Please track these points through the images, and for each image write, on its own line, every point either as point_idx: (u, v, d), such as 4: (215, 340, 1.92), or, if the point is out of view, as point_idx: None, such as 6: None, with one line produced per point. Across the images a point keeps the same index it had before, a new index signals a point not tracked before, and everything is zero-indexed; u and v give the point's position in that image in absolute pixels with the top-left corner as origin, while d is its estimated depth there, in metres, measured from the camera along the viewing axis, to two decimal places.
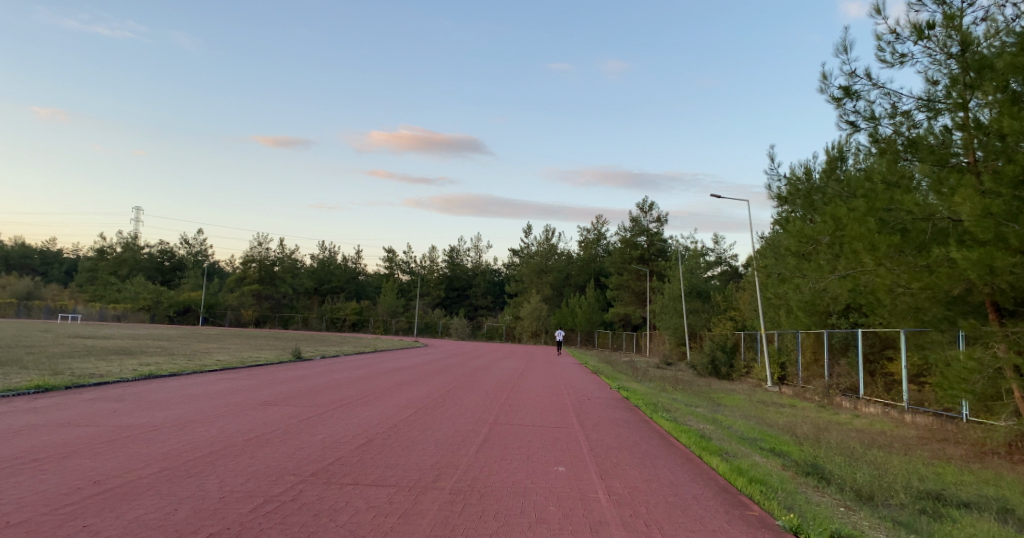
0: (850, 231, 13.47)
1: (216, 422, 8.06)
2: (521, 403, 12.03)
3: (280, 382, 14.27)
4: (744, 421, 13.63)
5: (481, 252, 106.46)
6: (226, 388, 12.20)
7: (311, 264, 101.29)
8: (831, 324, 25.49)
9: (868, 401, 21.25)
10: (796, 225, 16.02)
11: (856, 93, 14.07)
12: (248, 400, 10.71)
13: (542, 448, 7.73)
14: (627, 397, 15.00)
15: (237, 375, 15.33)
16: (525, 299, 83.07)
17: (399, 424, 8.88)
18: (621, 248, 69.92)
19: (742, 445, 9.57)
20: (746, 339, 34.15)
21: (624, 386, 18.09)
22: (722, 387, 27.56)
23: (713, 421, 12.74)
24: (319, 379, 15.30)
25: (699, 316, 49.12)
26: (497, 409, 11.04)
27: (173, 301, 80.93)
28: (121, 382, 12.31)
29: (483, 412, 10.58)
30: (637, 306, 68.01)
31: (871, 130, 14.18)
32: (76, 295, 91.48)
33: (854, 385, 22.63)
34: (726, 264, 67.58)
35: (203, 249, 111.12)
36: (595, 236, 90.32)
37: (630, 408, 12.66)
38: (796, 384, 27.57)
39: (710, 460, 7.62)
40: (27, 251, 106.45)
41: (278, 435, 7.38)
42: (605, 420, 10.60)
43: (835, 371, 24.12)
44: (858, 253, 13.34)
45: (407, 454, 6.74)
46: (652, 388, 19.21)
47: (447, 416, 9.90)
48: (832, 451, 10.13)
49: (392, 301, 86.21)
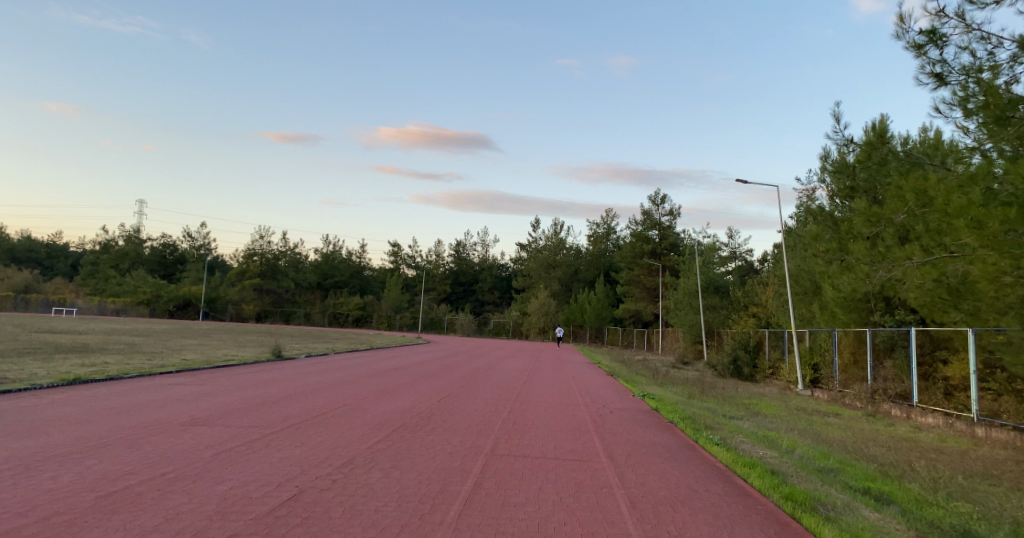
0: (940, 205, 10.80)
1: (83, 458, 5.49)
2: (530, 422, 9.48)
3: (236, 390, 11.67)
4: (803, 441, 11.08)
5: (487, 247, 103.75)
6: (159, 398, 9.73)
7: (313, 259, 99.28)
8: (875, 322, 22.97)
9: (924, 410, 18.64)
10: (862, 204, 13.42)
11: (943, 38, 11.27)
12: (174, 416, 8.13)
13: (559, 507, 5.19)
14: (657, 409, 12.46)
15: (190, 380, 12.81)
16: (532, 294, 80.47)
17: (359, 458, 6.37)
18: (632, 242, 67.27)
19: (830, 487, 7.05)
20: (771, 337, 31.51)
21: (648, 393, 15.57)
22: (750, 391, 24.92)
23: (770, 442, 10.22)
24: (287, 385, 12.85)
25: (717, 313, 46.50)
26: (498, 431, 8.51)
27: (173, 295, 79.09)
28: (28, 391, 9.76)
29: (478, 435, 8.11)
30: (649, 302, 65.40)
31: (961, 85, 11.51)
32: (76, 288, 89.86)
33: (907, 391, 19.97)
34: (742, 258, 64.62)
35: (207, 244, 109.06)
36: (604, 231, 87.77)
37: (664, 427, 10.10)
38: (833, 388, 24.86)
39: (816, 528, 5.03)
40: (32, 244, 104.82)
41: (160, 486, 4.81)
42: (638, 448, 8.09)
43: (880, 374, 21.46)
44: (952, 233, 10.76)
45: (344, 528, 4.20)
46: (679, 396, 16.73)
47: (429, 444, 7.38)
48: (944, 493, 7.60)
49: (396, 296, 84.07)
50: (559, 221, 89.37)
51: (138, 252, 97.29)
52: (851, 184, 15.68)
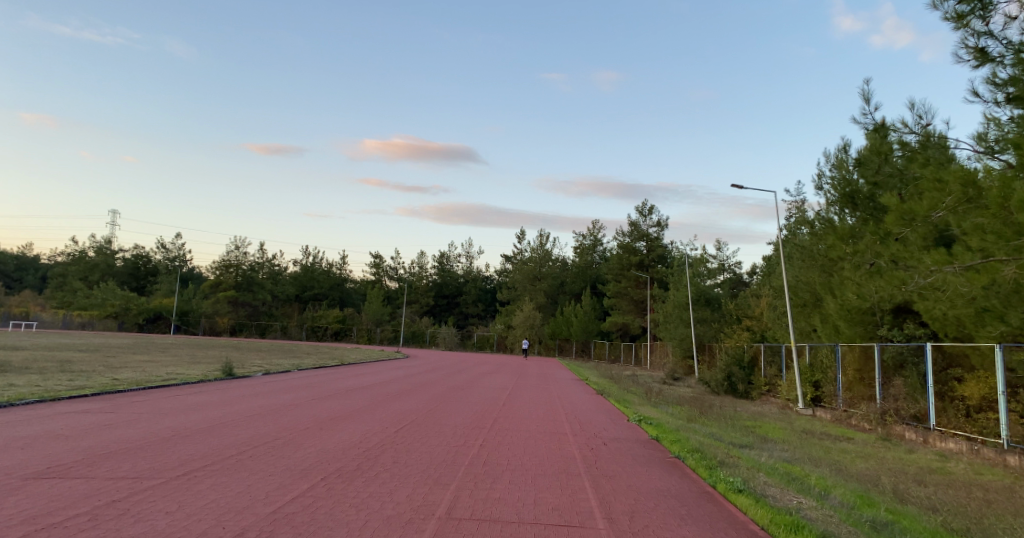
0: (993, 197, 9.10)
1: None
2: (505, 463, 7.58)
3: (150, 419, 9.54)
4: (833, 479, 9.28)
5: (472, 258, 101.76)
6: (35, 433, 7.66)
7: (293, 271, 96.80)
8: (882, 337, 21.33)
9: (944, 434, 16.96)
10: (891, 199, 11.74)
11: (991, 6, 9.69)
12: (28, 463, 6.04)
13: None
14: (658, 439, 10.57)
15: (101, 406, 10.64)
16: (518, 307, 78.53)
17: (251, 534, 4.40)
18: (619, 254, 65.76)
19: None
20: (767, 352, 29.86)
21: (645, 416, 13.73)
22: (748, 410, 23.17)
23: (799, 482, 8.37)
24: (219, 412, 10.79)
25: (708, 326, 44.93)
26: (464, 478, 6.59)
27: (144, 308, 76.16)
28: None
29: (434, 486, 6.18)
30: (636, 315, 63.70)
31: (1013, 65, 9.90)
32: (44, 302, 86.64)
33: (923, 411, 18.19)
34: (731, 271, 63.12)
35: (182, 255, 105.85)
36: (591, 242, 86.56)
37: (671, 465, 8.26)
38: (837, 407, 23.19)
39: None
40: (2, 256, 101.37)
41: None
42: (642, 503, 6.19)
43: (890, 393, 19.78)
44: (1008, 230, 9.06)
45: None
46: (677, 419, 14.92)
47: (362, 503, 5.41)
48: None
49: (377, 309, 81.72)
50: (544, 233, 87.80)
51: (110, 263, 94.47)
52: (875, 177, 13.95)
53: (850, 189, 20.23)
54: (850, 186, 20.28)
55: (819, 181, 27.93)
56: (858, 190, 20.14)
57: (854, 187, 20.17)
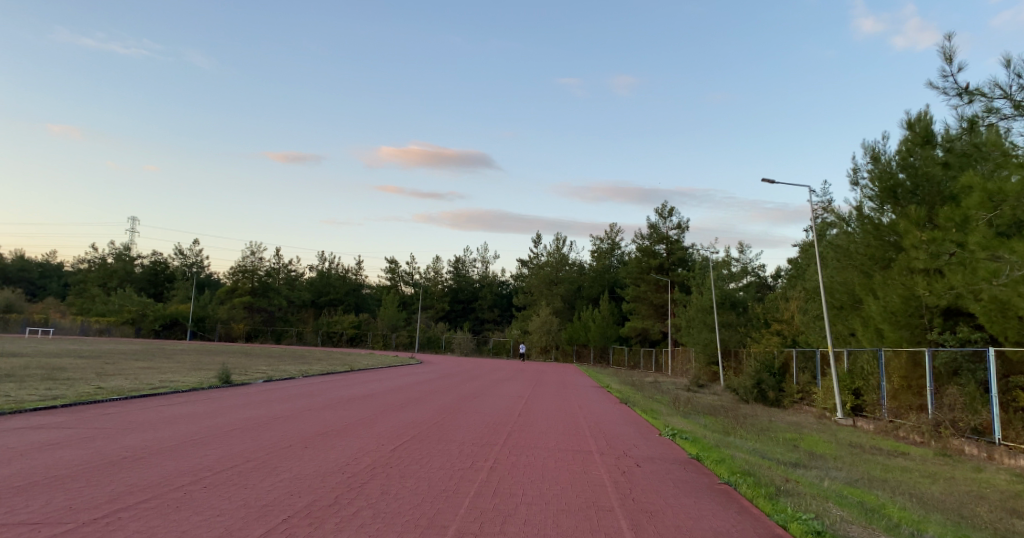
0: None
1: None
2: (521, 493, 6.17)
3: (107, 436, 8.20)
4: (916, 511, 7.65)
5: (488, 263, 100.53)
6: None
7: (308, 277, 96.34)
8: (932, 341, 19.46)
9: (1012, 448, 15.05)
10: (972, 179, 10.12)
11: None
12: None
13: None
14: (700, 459, 9.04)
15: (62, 420, 9.37)
16: (534, 312, 77.05)
17: None
18: (638, 257, 64.03)
19: None
20: (799, 358, 28.09)
21: (678, 429, 12.16)
22: (784, 420, 21.45)
23: (884, 518, 6.75)
24: (196, 426, 9.47)
25: (734, 331, 43.08)
26: (466, 517, 5.20)
27: (160, 314, 75.68)
28: None
29: (427, 529, 4.80)
30: (656, 319, 61.98)
31: None
32: (63, 308, 86.76)
33: (986, 424, 16.26)
34: (756, 274, 61.10)
35: (198, 261, 105.74)
36: (608, 247, 85.39)
37: (723, 496, 6.78)
38: (881, 417, 21.37)
39: None
40: (25, 264, 102.10)
41: None
42: None
43: (944, 402, 17.94)
44: None
45: None
46: (713, 433, 13.35)
47: None
48: None
49: (392, 314, 80.65)
50: (561, 236, 86.12)
51: (128, 269, 94.47)
52: (946, 159, 12.31)
53: (891, 183, 18.57)
54: (892, 180, 18.60)
55: (855, 176, 26.13)
56: (900, 183, 18.46)
57: (896, 180, 18.50)
